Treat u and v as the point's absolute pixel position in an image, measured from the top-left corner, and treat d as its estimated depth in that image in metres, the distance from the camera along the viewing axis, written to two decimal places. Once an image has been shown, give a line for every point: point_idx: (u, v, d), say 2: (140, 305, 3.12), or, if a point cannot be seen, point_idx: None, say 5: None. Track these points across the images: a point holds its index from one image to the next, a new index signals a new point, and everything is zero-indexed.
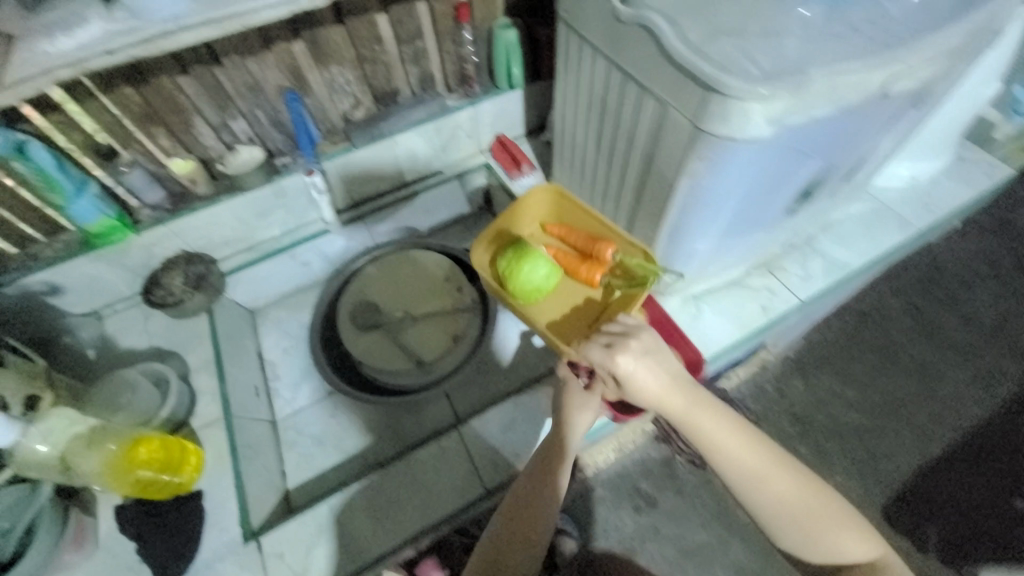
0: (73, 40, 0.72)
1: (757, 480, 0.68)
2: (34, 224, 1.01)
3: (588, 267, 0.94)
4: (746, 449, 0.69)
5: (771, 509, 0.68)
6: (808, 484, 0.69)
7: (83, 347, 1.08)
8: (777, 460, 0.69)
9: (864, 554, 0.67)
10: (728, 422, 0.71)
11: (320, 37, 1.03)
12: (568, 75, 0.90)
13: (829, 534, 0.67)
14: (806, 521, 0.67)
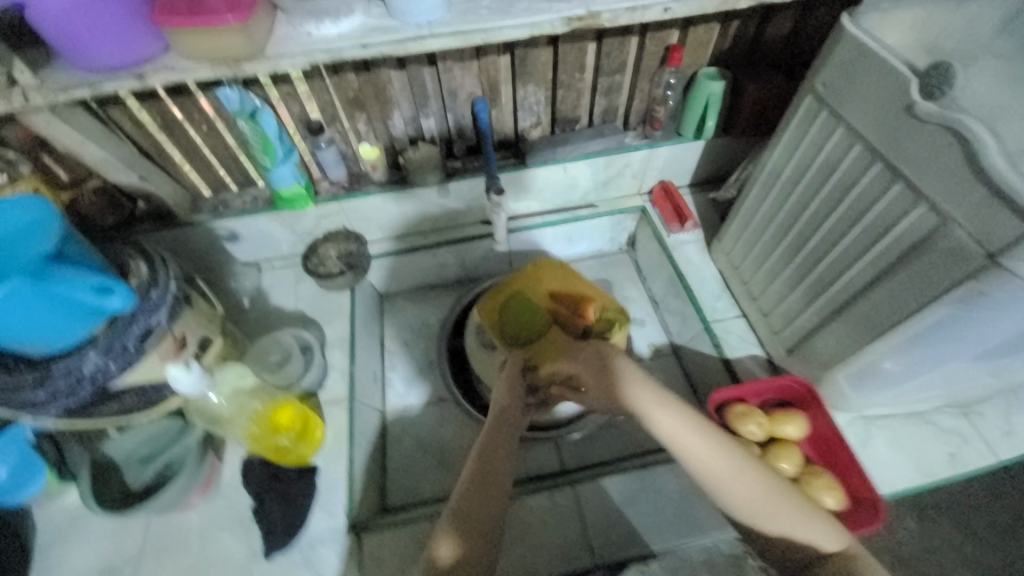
0: (334, 27, 0.75)
1: (720, 480, 0.62)
2: (234, 175, 1.09)
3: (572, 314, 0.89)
4: (704, 445, 0.63)
5: (738, 507, 0.61)
6: (773, 482, 0.61)
7: (240, 293, 1.16)
8: (738, 455, 0.63)
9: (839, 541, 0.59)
10: (688, 417, 0.64)
11: (529, 57, 1.02)
12: (796, 150, 0.82)
13: (800, 529, 0.60)
14: (769, 514, 0.60)
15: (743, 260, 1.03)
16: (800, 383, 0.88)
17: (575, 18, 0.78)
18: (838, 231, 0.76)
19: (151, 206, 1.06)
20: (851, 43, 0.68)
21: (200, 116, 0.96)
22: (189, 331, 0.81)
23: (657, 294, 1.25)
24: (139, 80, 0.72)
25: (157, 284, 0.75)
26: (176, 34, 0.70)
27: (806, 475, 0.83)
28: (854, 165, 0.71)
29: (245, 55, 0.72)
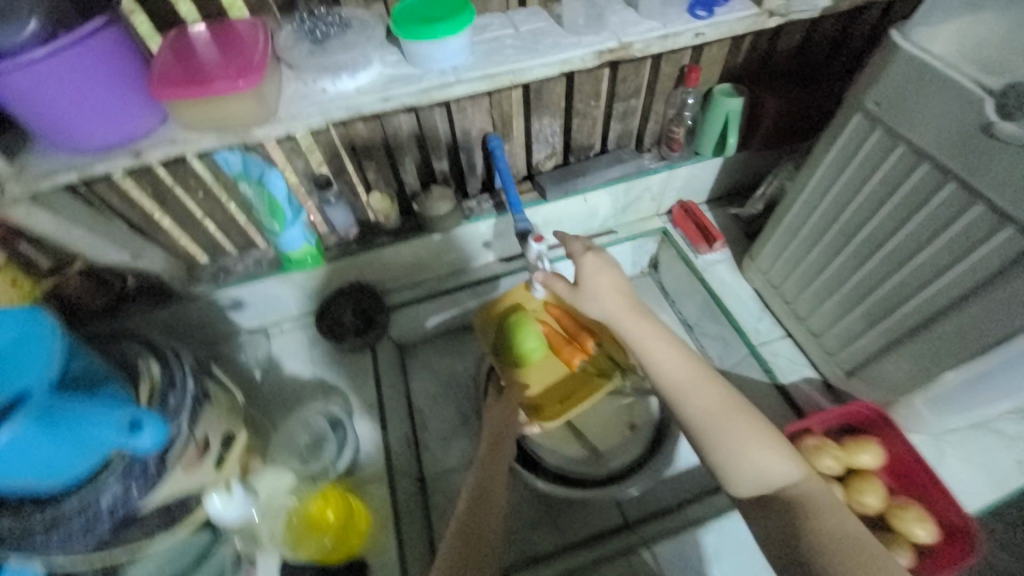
0: (353, 81, 0.68)
1: (686, 387, 0.69)
2: (233, 238, 1.00)
3: (572, 348, 1.01)
4: (671, 357, 0.71)
5: (697, 417, 0.67)
6: (733, 401, 0.68)
7: (250, 364, 1.07)
8: (713, 380, 0.70)
9: (786, 477, 0.65)
10: (662, 337, 0.72)
11: (545, 89, 0.96)
12: (846, 170, 0.78)
13: (756, 454, 0.65)
14: (726, 427, 0.66)
15: (784, 280, 0.99)
16: (866, 409, 0.84)
17: (605, 50, 0.74)
18: (904, 251, 0.73)
19: (144, 281, 0.95)
20: (907, 60, 0.65)
21: (196, 182, 0.88)
22: (211, 431, 0.72)
23: (690, 317, 1.20)
24: (137, 158, 0.65)
25: (176, 384, 0.66)
26: (177, 105, 0.63)
27: (891, 506, 0.80)
28: (922, 184, 0.68)
29: (257, 121, 0.66)
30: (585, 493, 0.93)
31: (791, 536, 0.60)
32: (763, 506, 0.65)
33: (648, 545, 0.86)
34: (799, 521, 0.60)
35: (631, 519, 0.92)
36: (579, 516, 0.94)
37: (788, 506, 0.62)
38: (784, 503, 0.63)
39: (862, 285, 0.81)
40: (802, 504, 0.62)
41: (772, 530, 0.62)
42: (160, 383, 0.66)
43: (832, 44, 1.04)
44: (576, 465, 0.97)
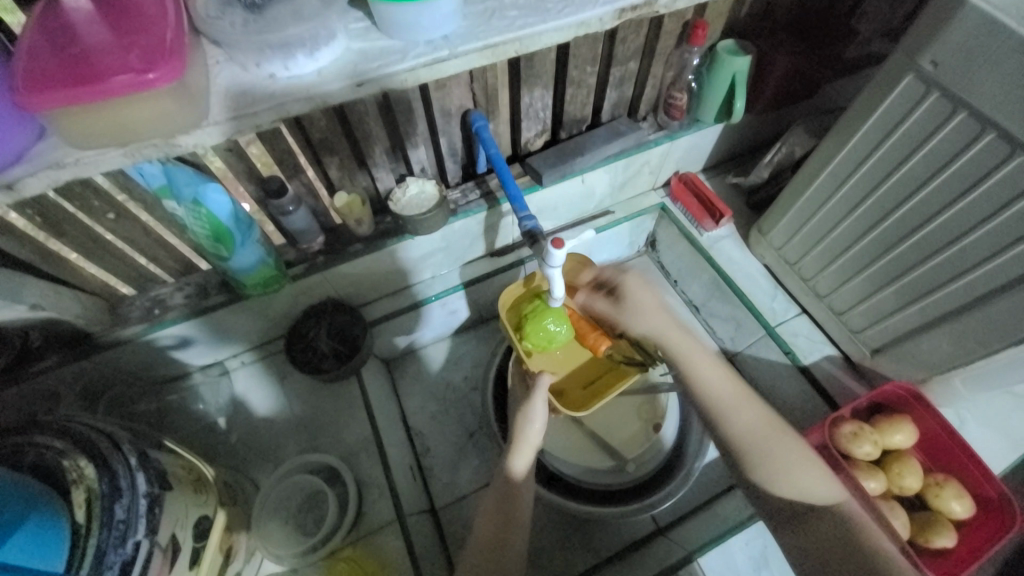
0: (313, 62, 0.52)
1: (731, 404, 0.67)
2: (165, 263, 0.80)
3: (600, 334, 0.84)
4: (716, 371, 0.69)
5: (744, 432, 0.66)
6: (776, 418, 0.67)
7: (212, 408, 0.91)
8: (753, 396, 0.68)
9: (830, 494, 0.64)
10: (703, 352, 0.70)
11: (538, 55, 0.78)
12: (891, 138, 0.70)
13: (804, 472, 0.64)
14: (772, 444, 0.65)
15: (802, 257, 0.93)
16: (901, 388, 0.82)
17: (628, 7, 0.60)
18: (955, 228, 0.67)
19: (50, 331, 0.74)
20: (977, 13, 0.55)
21: (102, 202, 0.67)
22: (179, 527, 0.57)
23: (696, 298, 1.14)
24: (11, 192, 0.48)
25: (122, 490, 0.50)
26: (56, 114, 0.45)
27: (929, 485, 0.79)
28: (983, 156, 0.61)
29: (180, 127, 0.49)
30: (620, 508, 0.85)
31: (845, 555, 0.59)
32: (808, 524, 0.64)
33: (690, 560, 0.80)
34: (852, 541, 0.60)
35: (663, 523, 0.88)
36: (611, 530, 0.87)
37: (837, 523, 0.62)
38: (834, 522, 0.62)
39: (899, 262, 0.76)
40: (847, 522, 0.62)
41: (821, 548, 0.62)
42: (99, 490, 0.49)
43: None
44: (601, 475, 0.90)
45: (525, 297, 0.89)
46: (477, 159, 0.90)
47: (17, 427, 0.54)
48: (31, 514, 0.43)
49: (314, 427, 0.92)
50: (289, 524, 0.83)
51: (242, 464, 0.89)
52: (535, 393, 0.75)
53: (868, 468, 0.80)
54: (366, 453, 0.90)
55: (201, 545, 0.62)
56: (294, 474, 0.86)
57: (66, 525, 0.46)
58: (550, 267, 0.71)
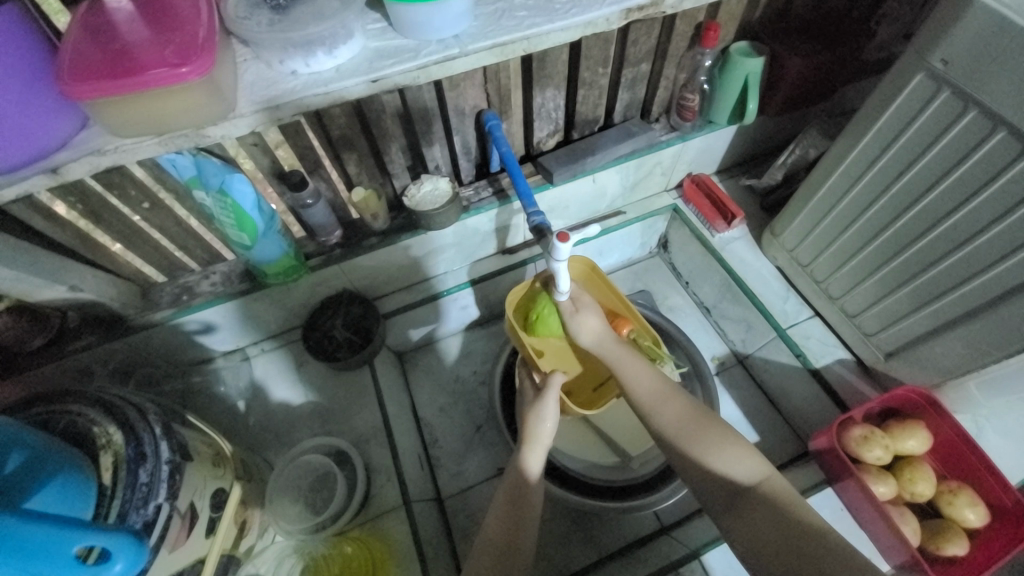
0: (332, 58, 0.56)
1: (654, 400, 0.68)
2: (193, 252, 0.85)
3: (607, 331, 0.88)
4: (644, 371, 0.72)
5: (669, 426, 0.66)
6: (700, 409, 0.67)
7: (233, 394, 0.96)
8: (675, 389, 0.69)
9: (753, 476, 0.60)
10: (631, 357, 0.74)
11: (549, 56, 0.80)
12: (904, 138, 0.69)
13: (723, 454, 0.62)
14: (694, 432, 0.64)
15: (815, 259, 0.92)
16: (914, 391, 0.82)
17: (634, 8, 0.63)
18: (970, 227, 0.66)
19: (88, 312, 0.80)
20: (987, 12, 0.55)
21: (138, 191, 0.72)
22: (197, 496, 0.60)
23: (707, 300, 1.14)
24: (55, 176, 0.53)
25: (147, 456, 0.53)
26: (98, 104, 0.50)
27: (942, 492, 0.78)
28: (996, 155, 0.60)
29: (209, 119, 0.54)
30: (625, 504, 0.86)
31: (780, 542, 0.54)
32: (741, 510, 0.59)
33: (697, 556, 0.78)
34: (782, 523, 0.55)
35: (667, 523, 0.89)
36: (614, 526, 0.89)
37: (763, 504, 0.58)
38: (763, 502, 0.58)
39: (912, 264, 0.75)
40: (773, 501, 0.57)
41: (755, 536, 0.56)
42: (124, 455, 0.53)
43: None
44: (606, 472, 0.90)
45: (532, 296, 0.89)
46: (489, 158, 0.92)
47: (53, 397, 0.58)
48: (60, 471, 0.47)
49: (327, 414, 0.96)
50: (300, 503, 0.86)
51: (258, 446, 0.93)
52: (547, 392, 0.76)
53: (879, 472, 0.78)
54: (375, 440, 0.93)
55: (217, 516, 0.65)
56: (307, 456, 0.90)
57: (90, 485, 0.49)
58: (556, 261, 0.72)
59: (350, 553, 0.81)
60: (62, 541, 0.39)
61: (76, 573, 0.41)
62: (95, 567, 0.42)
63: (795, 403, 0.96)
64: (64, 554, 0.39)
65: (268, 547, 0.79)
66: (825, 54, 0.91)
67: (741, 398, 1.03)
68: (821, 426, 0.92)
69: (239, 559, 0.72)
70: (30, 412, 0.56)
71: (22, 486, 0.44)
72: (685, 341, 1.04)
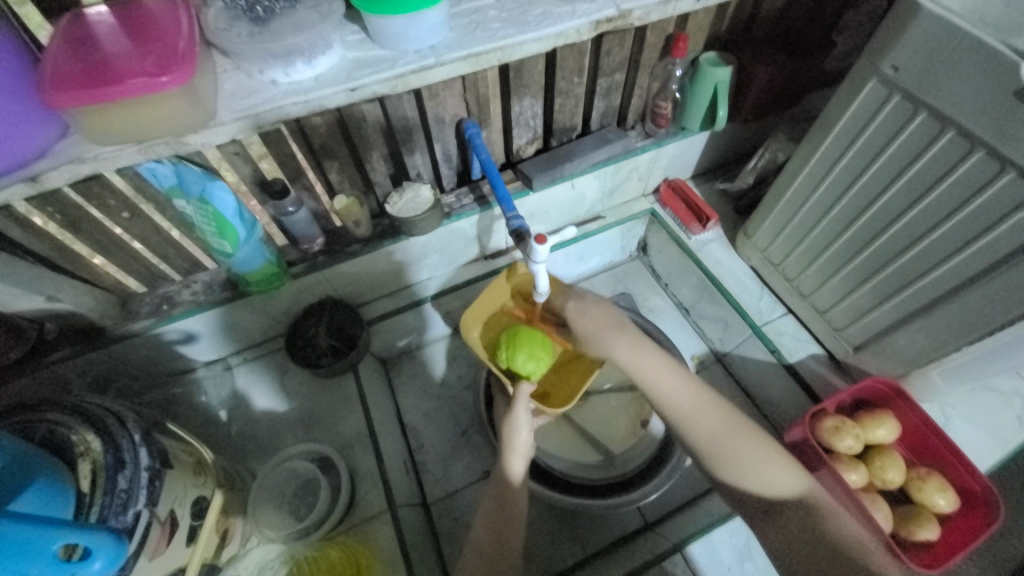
0: (311, 67, 0.58)
1: (688, 416, 0.67)
2: (174, 262, 0.85)
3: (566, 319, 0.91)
4: (677, 385, 0.70)
5: (708, 436, 0.66)
6: (738, 422, 0.67)
7: (216, 404, 0.95)
8: (708, 402, 0.68)
9: (790, 485, 0.63)
10: (659, 368, 0.71)
11: (526, 65, 0.82)
12: (861, 140, 0.73)
13: (768, 466, 0.63)
14: (734, 444, 0.65)
15: (785, 258, 0.95)
16: (884, 383, 0.84)
17: (603, 19, 0.66)
18: (924, 223, 0.70)
19: (66, 323, 0.79)
20: (932, 21, 0.59)
21: (118, 201, 0.72)
22: (178, 504, 0.60)
23: (686, 300, 1.17)
24: (35, 184, 0.53)
25: (126, 463, 0.54)
26: (78, 112, 0.51)
27: (912, 479, 0.81)
28: (943, 154, 0.64)
29: (189, 127, 0.55)
30: (608, 501, 0.87)
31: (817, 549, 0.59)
32: (778, 518, 0.63)
33: (684, 547, 0.82)
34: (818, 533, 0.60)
35: (652, 519, 0.90)
36: (598, 525, 0.89)
37: (802, 513, 0.61)
38: (801, 514, 0.61)
39: (873, 259, 0.79)
40: (810, 512, 0.61)
41: (792, 541, 0.61)
42: (104, 461, 0.53)
43: (812, 7, 0.97)
44: (590, 470, 0.91)
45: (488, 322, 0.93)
46: (470, 165, 0.94)
47: (31, 406, 0.57)
48: (39, 475, 0.46)
49: (312, 421, 0.95)
50: (284, 511, 0.85)
51: (241, 456, 0.92)
52: (517, 402, 0.76)
53: (850, 461, 0.81)
54: (360, 446, 0.93)
55: (199, 524, 0.65)
56: (291, 464, 0.89)
57: (70, 490, 0.49)
58: (535, 263, 0.74)
59: (336, 557, 0.80)
60: (41, 538, 0.39)
61: (60, 569, 0.41)
62: (78, 562, 0.42)
63: (772, 399, 0.99)
64: (46, 550, 0.39)
65: (251, 551, 0.79)
66: (789, 64, 0.96)
67: (721, 395, 1.06)
68: (797, 419, 0.95)
69: (221, 566, 0.72)
70: (10, 421, 0.55)
71: (2, 491, 0.44)
72: (665, 341, 1.06)
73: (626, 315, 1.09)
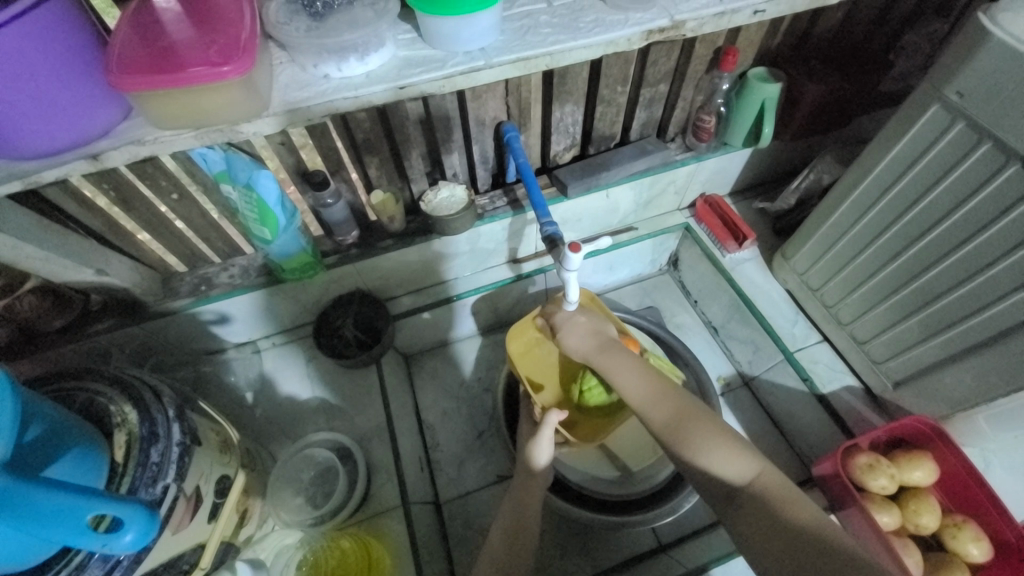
0: (363, 64, 0.59)
1: (646, 398, 0.68)
2: (215, 245, 0.87)
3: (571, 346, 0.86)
4: (636, 370, 0.71)
5: (660, 425, 0.65)
6: (692, 406, 0.65)
7: (243, 387, 0.98)
8: (663, 387, 0.68)
9: (742, 473, 0.58)
10: (622, 356, 0.73)
11: (570, 72, 0.81)
12: (920, 168, 0.69)
13: (710, 455, 0.59)
14: (682, 430, 0.63)
15: (825, 283, 0.92)
16: (923, 422, 0.80)
17: (655, 30, 0.65)
18: (979, 260, 0.67)
19: (109, 296, 0.82)
20: (1003, 48, 0.56)
21: (169, 183, 0.75)
22: (203, 480, 0.62)
23: (715, 319, 1.14)
24: (95, 162, 0.56)
25: (159, 436, 0.55)
26: (142, 97, 0.53)
27: (947, 525, 0.78)
28: (1006, 189, 0.61)
29: (243, 116, 0.57)
30: (622, 518, 0.85)
31: (775, 539, 0.52)
32: (737, 510, 0.56)
33: (705, 570, 0.81)
34: (774, 524, 0.53)
35: (667, 541, 0.88)
36: (612, 541, 0.88)
37: (756, 503, 0.55)
38: (755, 503, 0.55)
39: (921, 293, 0.76)
40: (766, 499, 0.55)
41: (750, 533, 0.54)
42: (138, 433, 0.55)
43: (871, 25, 0.94)
44: (606, 485, 0.90)
45: (526, 348, 0.93)
46: (506, 168, 0.94)
47: (74, 373, 0.60)
48: (75, 444, 0.49)
49: (334, 410, 0.97)
50: (300, 496, 0.87)
51: (262, 438, 0.94)
52: (541, 430, 0.75)
53: (884, 501, 0.78)
54: (378, 439, 0.94)
55: (220, 502, 0.67)
56: (310, 450, 0.91)
57: (105, 459, 0.51)
58: (567, 271, 0.72)
59: (347, 547, 0.81)
60: (73, 508, 0.41)
61: (89, 540, 0.42)
62: (107, 535, 0.44)
63: (800, 428, 0.96)
64: (77, 520, 0.41)
65: (269, 535, 0.82)
66: (842, 84, 0.93)
67: (745, 419, 1.04)
68: (824, 451, 0.92)
69: (238, 546, 0.74)
70: (52, 387, 0.58)
71: (41, 455, 0.46)
72: (692, 359, 1.04)
73: (653, 330, 1.07)
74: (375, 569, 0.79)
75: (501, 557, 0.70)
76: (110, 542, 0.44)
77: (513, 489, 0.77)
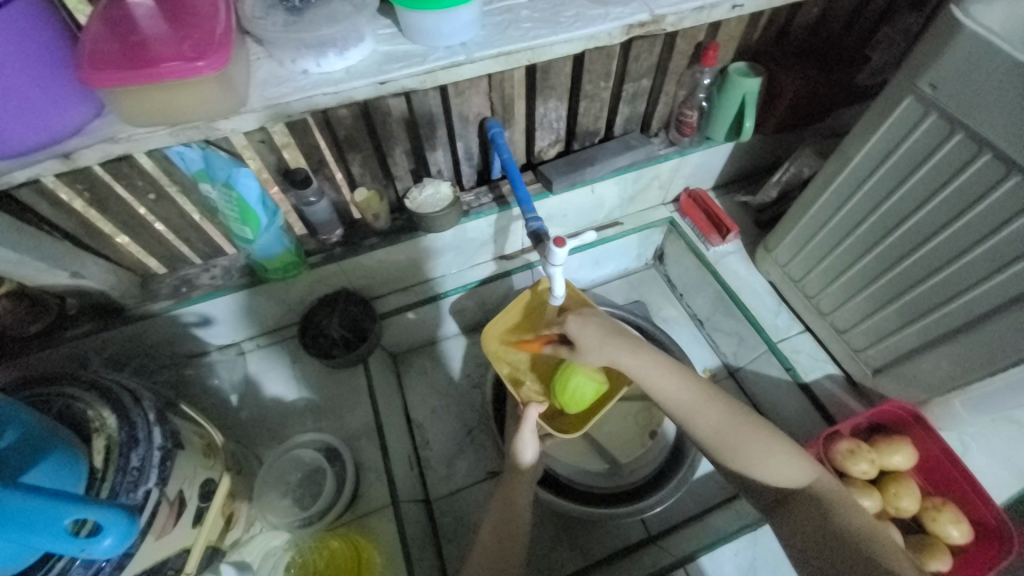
0: (342, 59, 0.58)
1: (689, 409, 0.66)
2: (195, 245, 0.85)
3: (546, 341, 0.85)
4: (674, 378, 0.68)
5: (709, 438, 0.64)
6: (740, 416, 0.64)
7: (228, 390, 0.96)
8: (706, 395, 0.66)
9: (797, 479, 0.61)
10: (657, 364, 0.68)
11: (553, 67, 0.81)
12: (896, 159, 0.71)
13: (767, 466, 0.62)
14: (735, 443, 0.63)
15: (806, 274, 0.93)
16: (903, 407, 0.83)
17: (636, 24, 0.65)
18: (953, 248, 0.69)
19: (86, 300, 0.80)
20: (973, 40, 0.57)
21: (145, 182, 0.73)
22: (187, 484, 0.61)
23: (700, 312, 1.16)
24: (67, 161, 0.54)
25: (139, 440, 0.54)
26: (115, 94, 0.51)
27: (927, 508, 0.80)
28: (976, 179, 0.63)
29: (220, 113, 0.56)
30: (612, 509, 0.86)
31: (827, 541, 0.58)
32: (790, 507, 0.62)
33: (693, 558, 0.81)
34: (830, 527, 0.58)
35: (656, 531, 0.89)
36: (601, 534, 0.89)
37: (812, 506, 0.61)
38: (812, 506, 0.60)
39: (898, 281, 0.77)
40: (822, 504, 0.60)
41: (803, 531, 0.60)
42: (118, 438, 0.54)
43: (847, 20, 0.96)
44: (595, 478, 0.91)
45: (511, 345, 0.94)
46: (491, 165, 0.94)
47: (51, 379, 0.59)
48: (52, 449, 0.47)
49: (321, 411, 0.96)
50: (288, 498, 0.86)
51: (249, 441, 0.93)
52: (523, 426, 0.77)
53: (864, 486, 0.81)
54: (367, 438, 0.94)
55: (205, 506, 0.66)
56: (297, 451, 0.90)
57: (84, 465, 0.50)
58: (553, 266, 0.73)
59: (337, 547, 0.81)
60: (51, 513, 0.40)
61: (68, 545, 0.42)
62: (86, 539, 0.43)
63: (784, 417, 0.97)
64: (56, 525, 0.40)
65: (255, 538, 0.81)
66: (820, 78, 0.94)
67: None
68: (808, 439, 0.94)
69: (224, 550, 0.73)
70: (27, 393, 0.56)
71: (17, 461, 0.44)
72: (679, 352, 1.05)
73: (640, 323, 1.08)
74: (364, 569, 0.78)
75: (494, 555, 0.69)
76: (89, 546, 0.43)
77: (504, 485, 0.77)
